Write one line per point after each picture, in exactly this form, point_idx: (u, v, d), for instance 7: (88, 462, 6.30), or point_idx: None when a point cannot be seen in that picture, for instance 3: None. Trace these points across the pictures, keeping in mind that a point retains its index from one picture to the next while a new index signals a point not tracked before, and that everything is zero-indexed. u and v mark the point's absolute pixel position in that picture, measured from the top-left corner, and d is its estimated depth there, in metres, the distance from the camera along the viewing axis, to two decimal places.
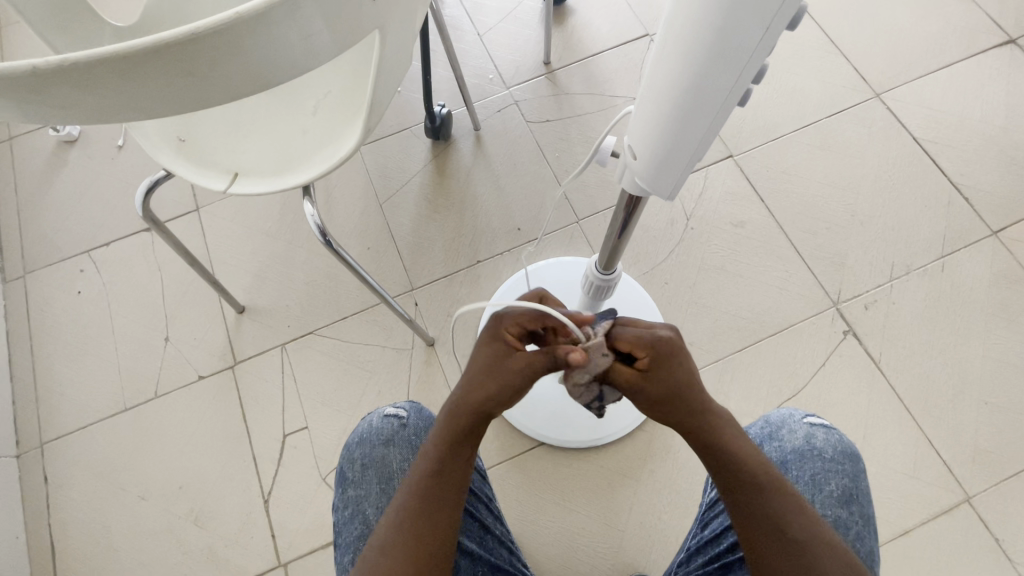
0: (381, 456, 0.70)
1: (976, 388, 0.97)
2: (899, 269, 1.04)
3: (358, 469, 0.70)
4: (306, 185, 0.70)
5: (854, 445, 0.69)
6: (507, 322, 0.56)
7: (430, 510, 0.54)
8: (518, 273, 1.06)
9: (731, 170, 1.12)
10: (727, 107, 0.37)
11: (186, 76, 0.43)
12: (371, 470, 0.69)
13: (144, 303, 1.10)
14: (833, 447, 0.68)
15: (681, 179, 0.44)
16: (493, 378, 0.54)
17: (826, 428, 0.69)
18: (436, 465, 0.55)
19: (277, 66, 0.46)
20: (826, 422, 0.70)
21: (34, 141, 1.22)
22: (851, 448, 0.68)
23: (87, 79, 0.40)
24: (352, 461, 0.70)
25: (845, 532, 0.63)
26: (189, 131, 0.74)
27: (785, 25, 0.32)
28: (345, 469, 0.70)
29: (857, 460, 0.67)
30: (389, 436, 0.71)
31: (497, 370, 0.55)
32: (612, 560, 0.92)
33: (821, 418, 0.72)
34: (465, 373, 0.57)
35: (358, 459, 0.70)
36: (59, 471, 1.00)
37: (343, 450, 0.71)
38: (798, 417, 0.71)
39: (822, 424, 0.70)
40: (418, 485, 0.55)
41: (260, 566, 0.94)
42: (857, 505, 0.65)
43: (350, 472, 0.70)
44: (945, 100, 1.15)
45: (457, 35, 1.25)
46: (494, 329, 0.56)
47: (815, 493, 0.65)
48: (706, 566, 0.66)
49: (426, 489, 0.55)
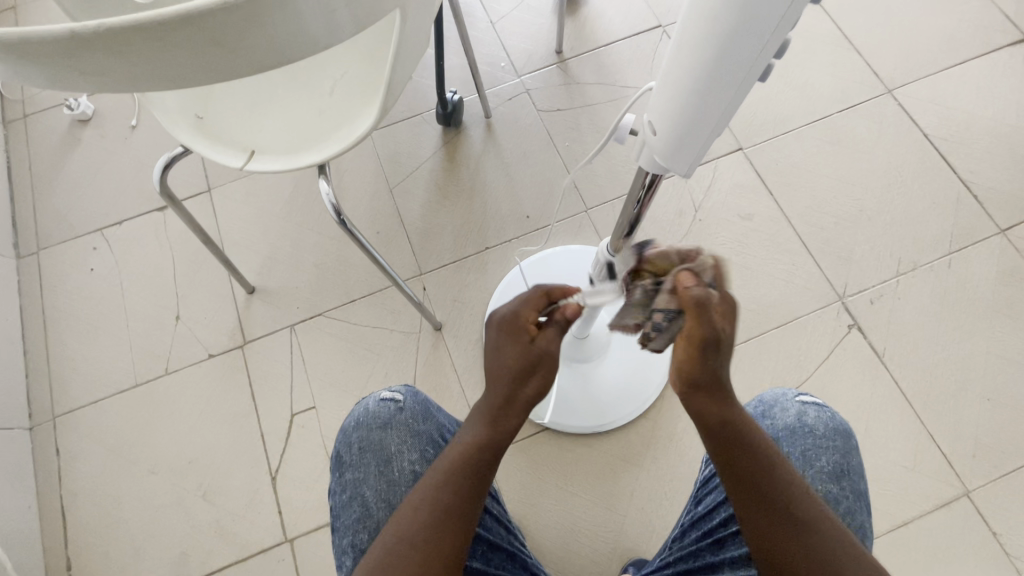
0: (378, 439, 0.71)
1: (979, 384, 0.98)
2: (905, 265, 1.05)
3: (355, 452, 0.71)
4: (321, 164, 0.71)
5: (845, 422, 0.70)
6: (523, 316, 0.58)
7: (458, 508, 0.53)
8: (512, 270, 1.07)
9: (741, 163, 1.12)
10: (748, 80, 0.38)
11: (212, 47, 0.44)
12: (368, 453, 0.70)
13: (157, 281, 1.12)
14: (824, 424, 0.69)
15: (699, 156, 0.45)
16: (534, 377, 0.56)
17: (818, 406, 0.70)
18: (467, 462, 0.54)
19: (299, 41, 0.47)
20: (817, 400, 0.71)
21: (48, 118, 1.23)
22: (842, 425, 0.69)
23: (120, 48, 0.41)
24: (349, 444, 0.72)
25: (837, 506, 0.65)
26: (207, 110, 0.75)
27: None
28: (342, 452, 0.71)
29: (848, 437, 0.68)
30: (386, 420, 0.72)
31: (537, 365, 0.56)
32: (612, 543, 0.93)
33: (813, 397, 0.72)
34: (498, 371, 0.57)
35: (355, 443, 0.71)
36: (72, 444, 1.02)
37: (340, 433, 0.73)
38: (791, 396, 0.72)
39: (814, 402, 0.70)
40: (446, 478, 0.54)
41: (267, 541, 0.95)
42: (847, 480, 0.66)
43: (348, 455, 0.71)
44: (957, 97, 1.15)
45: (470, 22, 1.25)
46: (512, 324, 0.58)
47: (806, 469, 0.66)
48: (699, 542, 0.67)
49: (461, 484, 0.54)
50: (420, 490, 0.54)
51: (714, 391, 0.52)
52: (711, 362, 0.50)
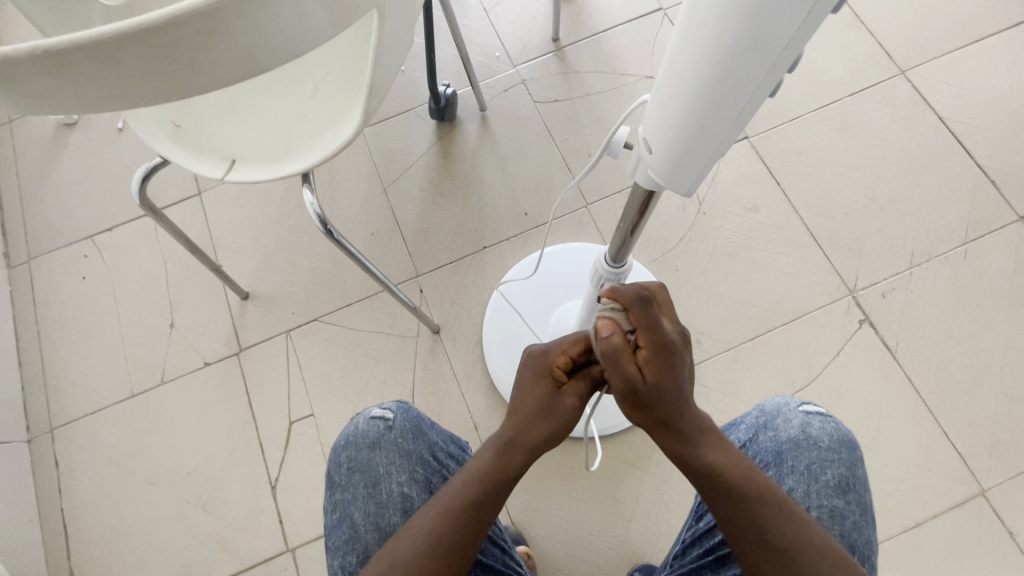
0: (366, 460, 0.67)
1: (995, 379, 0.95)
2: (919, 256, 1.01)
3: (344, 472, 0.67)
4: (304, 172, 0.68)
5: (851, 432, 0.67)
6: (554, 354, 0.55)
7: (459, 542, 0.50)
8: (519, 263, 1.04)
9: (746, 153, 1.08)
10: (757, 96, 0.35)
11: (167, 64, 0.41)
12: (357, 474, 0.66)
13: (149, 289, 1.10)
14: (829, 436, 0.66)
15: (700, 175, 0.42)
16: (551, 420, 0.54)
17: (822, 416, 0.67)
18: (473, 496, 0.51)
19: (267, 50, 0.44)
20: (822, 410, 0.68)
21: (35, 123, 1.20)
22: (848, 436, 0.66)
23: (64, 68, 0.38)
24: (338, 464, 0.68)
25: (842, 521, 0.62)
26: (185, 116, 0.72)
27: (824, 13, 0.29)
28: (332, 472, 0.68)
29: (854, 448, 0.65)
30: (375, 439, 0.68)
31: (552, 411, 0.54)
32: (617, 549, 0.91)
33: (817, 405, 0.69)
34: (517, 408, 0.54)
35: (344, 463, 0.67)
36: (70, 456, 1.01)
37: (330, 453, 0.69)
38: (794, 406, 0.68)
39: (818, 412, 0.67)
40: (449, 510, 0.51)
41: (268, 551, 0.95)
42: (854, 493, 0.63)
43: (337, 475, 0.67)
44: (974, 77, 1.09)
45: (463, 10, 1.20)
46: (539, 365, 0.55)
47: (810, 483, 0.63)
48: (701, 559, 0.65)
49: (462, 516, 0.50)
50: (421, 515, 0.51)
51: (670, 428, 0.51)
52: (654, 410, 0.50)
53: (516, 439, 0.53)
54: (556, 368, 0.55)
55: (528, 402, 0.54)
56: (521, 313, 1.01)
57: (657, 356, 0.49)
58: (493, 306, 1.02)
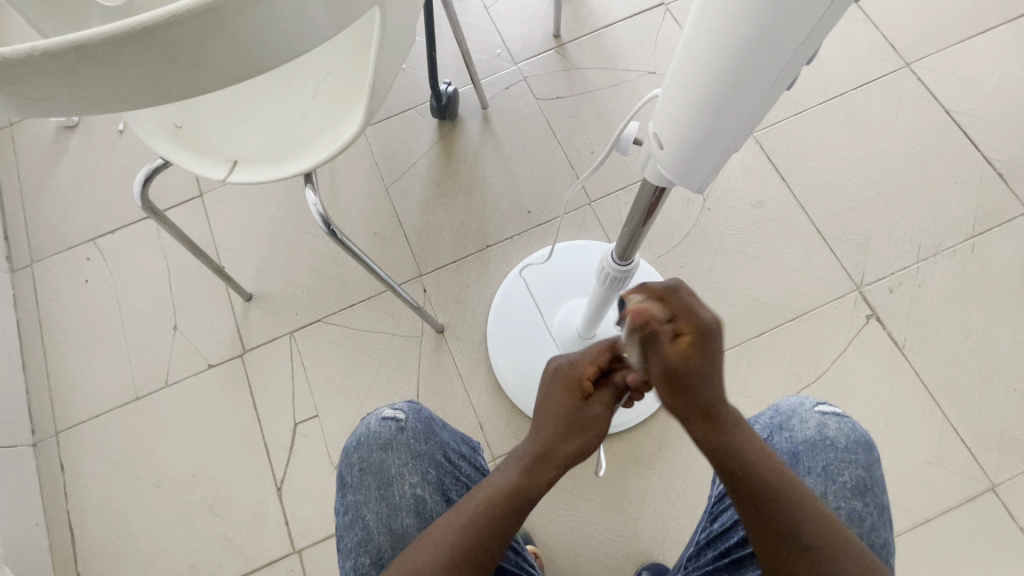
0: (379, 461, 0.66)
1: (1004, 373, 0.94)
2: (926, 250, 1.00)
3: (356, 474, 0.67)
4: (306, 172, 0.67)
5: (867, 432, 0.66)
6: (582, 364, 0.54)
7: (478, 558, 0.49)
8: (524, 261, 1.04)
9: (751, 148, 1.07)
10: (774, 92, 0.34)
11: (167, 64, 0.40)
12: (369, 475, 0.66)
13: (153, 291, 1.09)
14: (846, 436, 0.65)
15: (712, 172, 0.42)
16: (582, 436, 0.51)
17: (839, 417, 0.67)
18: (494, 514, 0.49)
19: (270, 47, 0.43)
20: (838, 410, 0.67)
21: (35, 126, 1.20)
22: (864, 436, 0.65)
23: (60, 70, 0.38)
24: (350, 466, 0.67)
25: (860, 524, 0.61)
26: (186, 117, 0.71)
27: (842, 7, 0.28)
28: (343, 473, 0.67)
29: (871, 449, 0.65)
30: (387, 440, 0.67)
31: (580, 424, 0.52)
32: (627, 548, 0.91)
33: (833, 405, 0.69)
34: (548, 422, 0.52)
35: (356, 464, 0.67)
36: (75, 460, 1.01)
37: (342, 454, 0.69)
38: (810, 406, 0.68)
39: (834, 412, 0.67)
40: (468, 527, 0.49)
41: (274, 553, 0.94)
42: (871, 495, 0.62)
43: (348, 476, 0.67)
44: (981, 69, 1.08)
45: (463, 7, 1.19)
46: (568, 377, 0.54)
47: (828, 485, 0.63)
48: (716, 561, 0.64)
49: (482, 534, 0.49)
50: (440, 528, 0.50)
51: (710, 416, 0.47)
52: (698, 390, 0.45)
53: (546, 453, 0.51)
54: (585, 380, 0.54)
55: (555, 414, 0.52)
56: (527, 311, 1.01)
57: (702, 341, 0.43)
58: (497, 304, 1.01)
